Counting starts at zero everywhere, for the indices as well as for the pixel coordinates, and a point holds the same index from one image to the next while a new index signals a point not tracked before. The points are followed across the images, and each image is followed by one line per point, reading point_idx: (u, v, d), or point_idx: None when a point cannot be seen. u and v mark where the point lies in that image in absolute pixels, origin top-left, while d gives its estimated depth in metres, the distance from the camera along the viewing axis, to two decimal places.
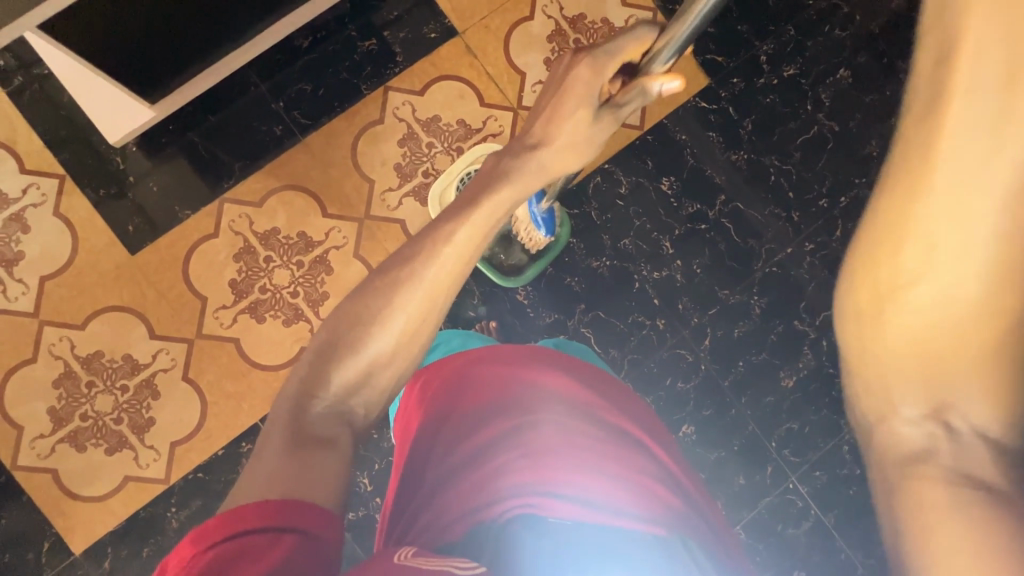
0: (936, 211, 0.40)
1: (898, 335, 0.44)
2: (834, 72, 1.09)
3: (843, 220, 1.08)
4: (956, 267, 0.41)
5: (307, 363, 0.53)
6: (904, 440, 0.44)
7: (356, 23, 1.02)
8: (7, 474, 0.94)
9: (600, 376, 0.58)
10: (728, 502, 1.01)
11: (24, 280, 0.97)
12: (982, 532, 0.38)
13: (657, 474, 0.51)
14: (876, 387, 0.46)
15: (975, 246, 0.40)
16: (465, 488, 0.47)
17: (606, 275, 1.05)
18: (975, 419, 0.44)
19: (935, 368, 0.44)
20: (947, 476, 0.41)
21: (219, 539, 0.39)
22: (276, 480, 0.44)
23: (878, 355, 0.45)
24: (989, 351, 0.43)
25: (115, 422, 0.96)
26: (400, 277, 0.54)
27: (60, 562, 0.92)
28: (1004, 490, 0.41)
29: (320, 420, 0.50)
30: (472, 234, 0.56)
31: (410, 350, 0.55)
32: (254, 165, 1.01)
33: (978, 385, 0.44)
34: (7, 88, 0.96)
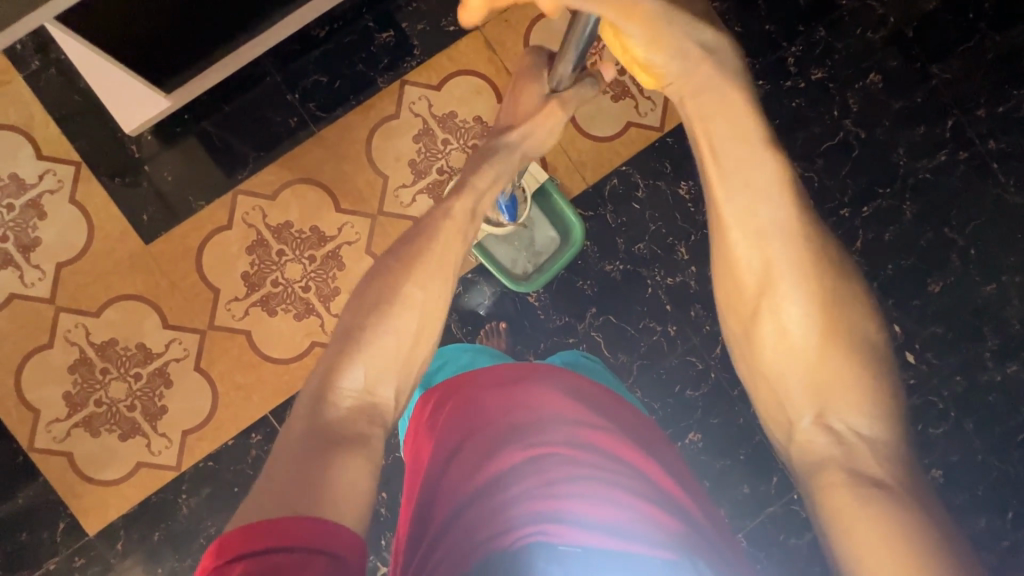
0: (760, 256, 0.55)
1: (777, 350, 0.56)
2: (863, 76, 1.07)
3: (864, 231, 1.06)
4: (789, 291, 0.55)
5: (326, 360, 0.56)
6: (811, 445, 0.55)
7: (374, 13, 1.00)
8: (22, 456, 0.96)
9: (601, 400, 0.59)
10: (730, 510, 1.01)
11: (40, 267, 0.97)
12: (884, 516, 0.47)
13: (667, 504, 0.50)
14: (772, 397, 0.58)
15: (777, 255, 0.55)
16: (474, 515, 0.46)
17: (619, 279, 1.03)
18: (850, 414, 0.54)
19: (811, 362, 0.55)
20: (848, 479, 0.51)
21: (246, 551, 0.40)
22: (303, 480, 0.46)
23: (766, 367, 0.57)
24: (829, 341, 0.55)
25: (127, 408, 0.97)
26: (413, 255, 0.61)
27: (75, 542, 0.95)
28: (886, 480, 0.51)
29: (346, 417, 0.53)
30: (467, 204, 0.66)
31: (430, 321, 0.59)
32: (267, 156, 1.00)
33: (848, 382, 0.55)
34: (25, 72, 0.96)
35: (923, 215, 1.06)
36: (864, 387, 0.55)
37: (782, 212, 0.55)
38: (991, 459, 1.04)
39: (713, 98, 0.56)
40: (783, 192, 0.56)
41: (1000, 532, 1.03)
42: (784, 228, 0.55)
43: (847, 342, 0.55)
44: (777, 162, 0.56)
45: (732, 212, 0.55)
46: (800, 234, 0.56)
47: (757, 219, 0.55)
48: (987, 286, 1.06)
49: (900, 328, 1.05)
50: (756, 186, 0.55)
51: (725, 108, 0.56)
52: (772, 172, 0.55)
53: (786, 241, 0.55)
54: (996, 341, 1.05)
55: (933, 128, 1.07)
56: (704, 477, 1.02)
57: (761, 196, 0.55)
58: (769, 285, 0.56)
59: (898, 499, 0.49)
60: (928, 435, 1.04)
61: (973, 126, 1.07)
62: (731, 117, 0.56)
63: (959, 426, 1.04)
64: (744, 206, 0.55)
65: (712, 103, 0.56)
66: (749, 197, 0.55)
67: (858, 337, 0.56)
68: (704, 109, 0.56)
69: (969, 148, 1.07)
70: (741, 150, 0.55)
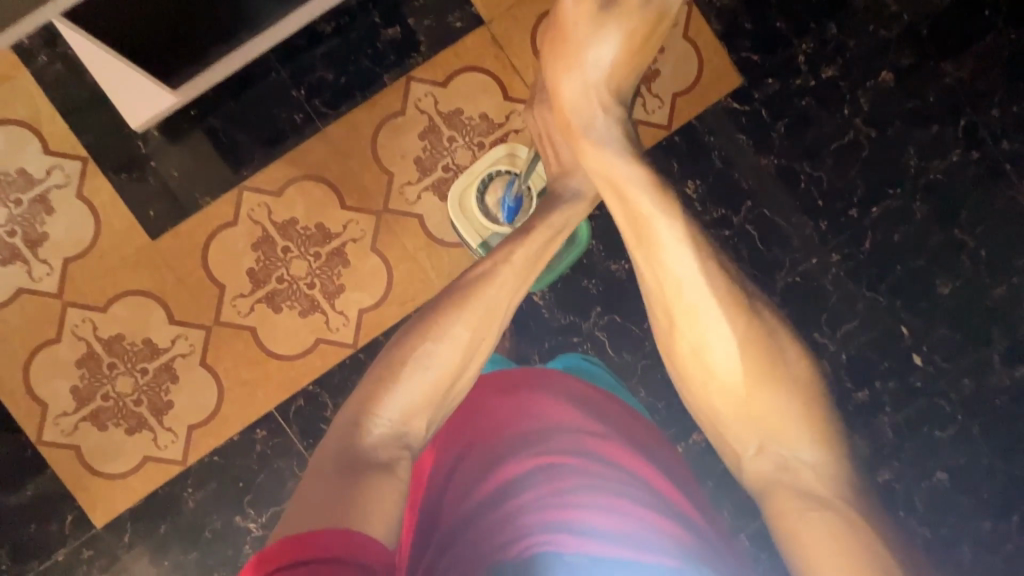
0: (674, 302, 0.61)
1: (713, 390, 0.58)
2: (874, 75, 1.06)
3: (873, 231, 1.05)
4: (705, 332, 0.59)
5: (366, 386, 0.57)
6: (760, 471, 0.55)
7: (380, 9, 1.00)
8: (31, 448, 0.97)
9: (606, 408, 0.59)
10: (733, 511, 1.01)
11: (48, 261, 0.98)
12: (831, 532, 0.48)
13: (674, 513, 0.50)
14: (717, 431, 0.59)
15: (697, 296, 0.59)
16: (482, 525, 0.46)
17: (625, 279, 1.03)
18: (789, 443, 0.55)
19: (740, 397, 0.57)
20: (800, 501, 0.51)
21: (284, 563, 0.40)
22: (332, 502, 0.45)
23: (706, 406, 0.59)
24: (755, 376, 0.57)
25: (134, 403, 0.98)
26: (466, 295, 0.62)
27: (83, 534, 0.96)
28: (836, 502, 0.51)
29: (376, 447, 0.52)
30: (528, 253, 0.66)
31: (472, 362, 0.59)
32: (273, 153, 1.00)
33: (785, 410, 0.56)
34: (32, 66, 0.96)
35: (933, 216, 1.05)
36: (801, 414, 0.56)
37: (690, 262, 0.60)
38: (998, 462, 1.03)
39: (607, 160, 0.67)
40: (685, 237, 0.62)
41: (1005, 536, 1.02)
42: (691, 275, 0.60)
43: (776, 374, 0.57)
44: (671, 211, 0.63)
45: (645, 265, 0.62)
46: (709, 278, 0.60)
47: (665, 271, 0.61)
48: (997, 288, 1.04)
49: (908, 330, 1.04)
50: (657, 240, 0.62)
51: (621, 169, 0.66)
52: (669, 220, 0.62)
53: (700, 287, 0.60)
54: (1006, 343, 1.04)
55: (946, 127, 1.05)
56: (707, 477, 1.02)
57: (662, 248, 0.61)
58: (688, 327, 0.60)
59: (850, 520, 0.49)
60: (934, 437, 1.03)
61: (987, 126, 1.05)
62: (626, 174, 0.66)
63: (965, 429, 1.03)
64: (654, 260, 0.62)
65: (611, 164, 0.67)
66: (655, 250, 0.62)
67: (790, 366, 0.58)
68: (606, 169, 0.67)
69: (981, 147, 1.05)
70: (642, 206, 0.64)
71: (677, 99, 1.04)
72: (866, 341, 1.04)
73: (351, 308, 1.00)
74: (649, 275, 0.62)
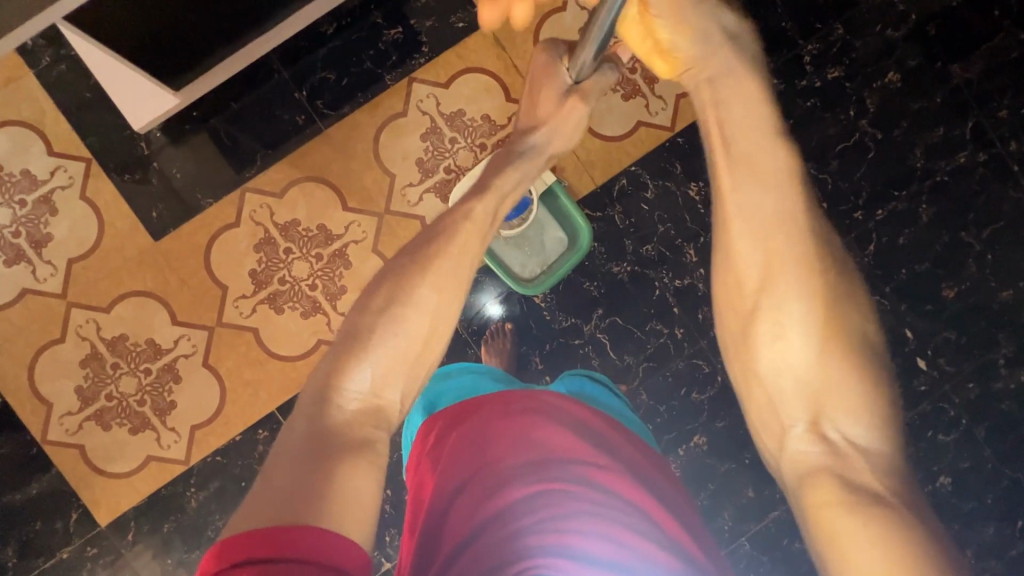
0: (766, 253, 0.58)
1: (785, 351, 0.57)
2: (882, 75, 1.04)
3: (878, 234, 1.04)
4: (790, 290, 0.57)
5: (330, 359, 0.57)
6: (803, 455, 0.55)
7: (383, 10, 0.99)
8: (35, 447, 0.97)
9: (605, 434, 0.59)
10: (734, 514, 1.01)
11: (52, 262, 0.98)
12: (875, 523, 0.48)
13: (669, 544, 0.50)
14: (769, 402, 0.58)
15: (797, 245, 0.57)
16: (480, 551, 0.46)
17: (627, 281, 1.03)
18: (845, 421, 0.54)
19: (806, 363, 0.56)
20: (842, 492, 0.51)
21: (244, 558, 0.41)
22: (302, 490, 0.46)
23: (765, 371, 0.58)
24: (831, 344, 0.56)
25: (137, 403, 0.99)
26: (428, 255, 0.62)
27: (87, 532, 0.97)
28: (880, 493, 0.51)
29: (350, 424, 0.54)
30: (487, 209, 0.68)
31: (442, 322, 0.61)
32: (275, 154, 1.00)
33: (846, 384, 0.55)
34: (36, 67, 0.97)
35: (940, 219, 1.04)
36: (855, 395, 0.55)
37: (794, 211, 0.58)
38: (1002, 467, 1.02)
39: (723, 87, 0.61)
40: (785, 185, 0.59)
41: (1008, 541, 1.02)
42: (787, 223, 0.58)
43: (847, 345, 0.56)
44: (778, 154, 0.59)
45: (744, 205, 0.59)
46: (803, 233, 0.58)
47: (761, 215, 0.58)
48: (1003, 292, 1.03)
49: (912, 333, 1.03)
50: (757, 186, 0.59)
51: (734, 104, 0.61)
52: (771, 165, 0.59)
53: (795, 239, 0.58)
54: (1011, 348, 1.03)
55: (954, 129, 1.04)
56: (708, 481, 1.01)
57: (766, 194, 0.58)
58: (771, 283, 0.57)
59: (891, 513, 0.49)
60: (938, 442, 1.02)
61: (995, 127, 1.04)
62: (731, 110, 0.61)
63: (969, 433, 1.03)
64: (750, 205, 0.58)
65: (724, 96, 0.61)
66: (760, 191, 0.58)
67: (855, 338, 0.57)
68: (718, 103, 0.62)
69: (989, 149, 1.04)
70: (741, 157, 0.59)
71: (681, 99, 1.03)
72: None
73: None
74: (740, 221, 0.59)
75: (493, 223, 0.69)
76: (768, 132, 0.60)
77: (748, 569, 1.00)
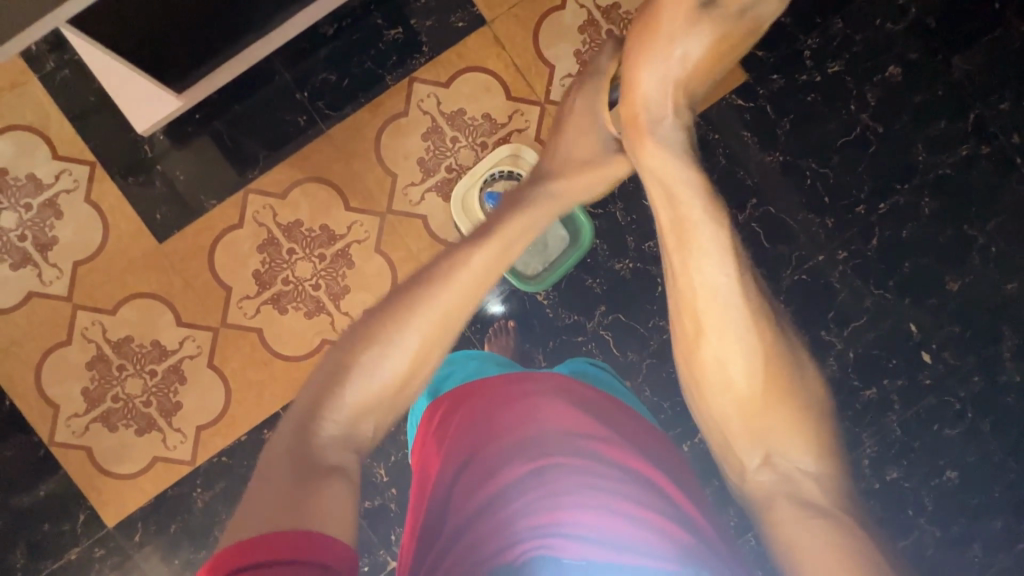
0: (705, 308, 0.62)
1: (730, 395, 0.60)
2: (881, 69, 1.04)
3: (879, 228, 1.04)
4: (733, 339, 0.60)
5: (314, 387, 0.57)
6: (759, 483, 0.56)
7: (383, 10, 1.00)
8: (43, 449, 0.98)
9: (605, 410, 0.59)
10: (739, 510, 1.01)
11: (58, 265, 0.99)
12: (832, 538, 0.48)
13: (672, 514, 0.49)
14: (724, 437, 0.60)
15: (728, 304, 0.61)
16: (480, 530, 0.47)
17: (629, 278, 1.03)
18: (792, 453, 0.57)
19: (753, 401, 0.59)
20: (800, 510, 0.52)
21: (236, 566, 0.41)
22: (284, 503, 0.47)
23: (717, 412, 0.61)
24: (772, 387, 0.59)
25: (143, 404, 0.99)
26: (417, 300, 0.61)
27: (94, 533, 0.97)
28: (833, 511, 0.52)
29: (328, 448, 0.54)
30: (489, 256, 0.65)
31: (421, 367, 0.60)
32: (278, 155, 1.00)
33: (790, 422, 0.58)
34: (40, 72, 0.97)
35: (942, 213, 1.03)
36: (801, 429, 0.58)
37: (725, 272, 0.62)
38: (1008, 460, 1.02)
39: (663, 157, 0.67)
40: (725, 244, 0.63)
41: (1016, 535, 1.01)
42: (724, 283, 0.61)
43: (788, 389, 0.59)
44: (717, 218, 0.64)
45: (677, 267, 0.64)
46: (741, 290, 0.62)
47: (701, 274, 0.62)
48: (1007, 284, 1.03)
49: (917, 327, 1.03)
50: (697, 244, 0.63)
51: (676, 171, 0.67)
52: (707, 225, 0.64)
53: (732, 296, 0.61)
54: (1016, 341, 1.03)
55: (955, 122, 1.04)
56: (713, 477, 1.01)
57: (703, 253, 0.63)
58: (716, 334, 0.61)
59: (844, 527, 0.49)
60: (944, 436, 1.02)
61: (997, 120, 1.04)
62: (671, 174, 0.67)
63: (975, 427, 1.02)
64: (693, 263, 0.63)
65: (665, 165, 0.67)
66: (690, 254, 0.63)
67: (799, 382, 0.60)
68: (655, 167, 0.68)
69: (991, 141, 1.04)
70: (685, 214, 0.65)
71: None
72: (873, 339, 1.03)
73: (356, 309, 1.01)
74: (684, 274, 0.63)
75: (498, 264, 0.66)
76: (697, 198, 0.65)
77: (753, 565, 1.00)
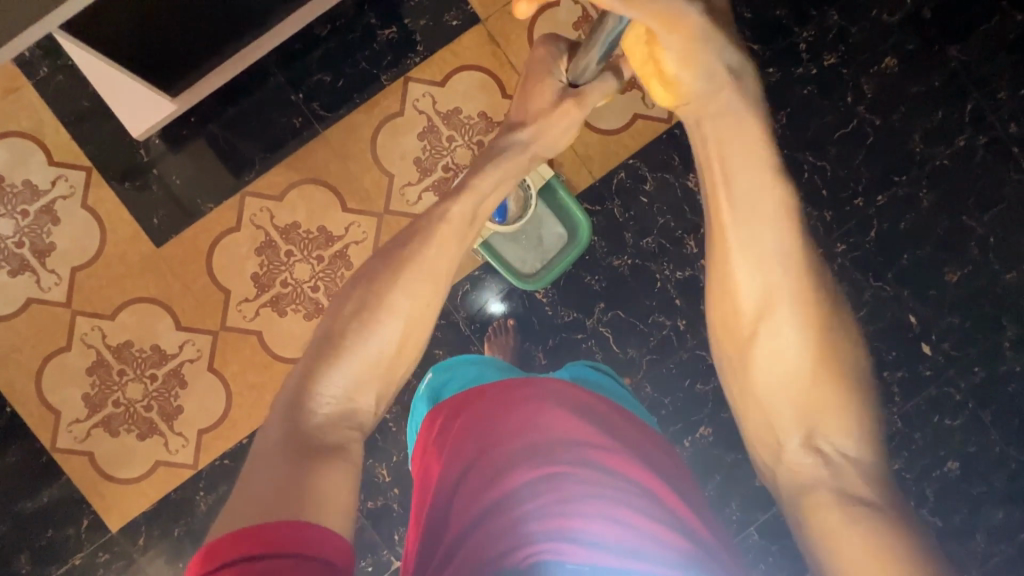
0: (756, 286, 0.58)
1: (777, 376, 0.58)
2: (878, 61, 1.04)
3: (878, 220, 1.04)
4: (784, 318, 0.57)
5: (305, 362, 0.59)
6: (796, 468, 0.56)
7: (376, 10, 0.99)
8: (45, 455, 0.98)
9: (606, 418, 0.59)
10: (742, 503, 1.01)
11: (56, 271, 0.99)
12: (870, 532, 0.48)
13: (673, 524, 0.49)
14: (762, 418, 0.59)
15: (777, 282, 0.57)
16: (483, 538, 0.46)
17: (628, 274, 1.03)
18: (836, 436, 0.56)
19: (799, 382, 0.57)
20: (838, 500, 0.52)
21: (228, 559, 0.42)
22: (282, 490, 0.47)
23: (760, 394, 0.59)
24: (820, 367, 0.57)
25: (145, 409, 0.99)
26: (400, 262, 0.62)
27: (99, 538, 0.98)
28: (875, 499, 0.52)
29: (324, 427, 0.55)
30: (465, 210, 0.67)
31: (412, 330, 0.61)
32: (274, 158, 1.00)
33: (837, 404, 0.57)
34: (33, 78, 0.97)
35: (941, 203, 1.03)
36: (848, 412, 0.57)
37: (779, 248, 0.58)
38: (1009, 449, 1.02)
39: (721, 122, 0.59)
40: (777, 217, 0.58)
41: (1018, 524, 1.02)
42: (781, 260, 0.57)
43: (835, 370, 0.57)
44: (777, 184, 0.58)
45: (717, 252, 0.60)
46: (798, 265, 0.58)
47: (756, 250, 0.58)
48: (1007, 274, 1.03)
49: (916, 319, 1.03)
50: (754, 220, 0.58)
51: (728, 137, 0.59)
52: (765, 195, 0.58)
53: (783, 274, 0.58)
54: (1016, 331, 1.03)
55: (952, 112, 1.03)
56: (715, 472, 1.01)
57: (762, 228, 0.58)
58: (768, 312, 0.58)
59: (887, 517, 0.50)
60: (945, 426, 1.02)
61: (995, 109, 1.04)
62: (723, 139, 0.59)
63: (976, 417, 1.02)
64: (746, 238, 0.58)
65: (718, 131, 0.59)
66: (731, 235, 0.59)
67: (847, 362, 0.58)
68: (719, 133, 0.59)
69: (988, 131, 1.03)
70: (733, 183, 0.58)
71: None
72: (873, 331, 1.03)
73: None
74: (737, 250, 0.58)
75: (474, 222, 0.68)
76: (756, 169, 0.58)
77: (757, 559, 1.00)
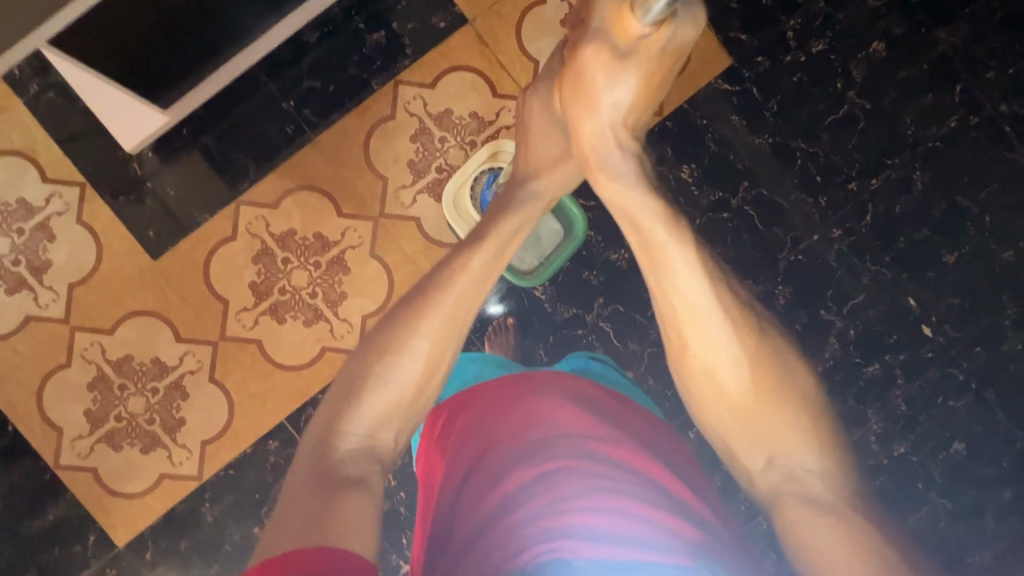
0: (685, 322, 0.58)
1: (721, 406, 0.57)
2: (865, 46, 1.04)
3: (873, 204, 1.04)
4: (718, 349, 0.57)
5: (331, 402, 0.58)
6: (765, 490, 0.54)
7: (364, 15, 1.00)
8: (49, 473, 0.98)
9: (608, 409, 0.59)
10: (749, 493, 1.01)
11: (54, 288, 0.99)
12: (841, 543, 0.46)
13: (680, 509, 0.49)
14: (723, 444, 0.58)
15: (700, 311, 0.58)
16: (489, 539, 0.46)
17: (626, 268, 1.03)
18: (797, 453, 0.54)
19: (746, 407, 0.56)
20: (809, 512, 0.50)
21: None
22: (306, 522, 0.46)
23: (716, 424, 0.58)
24: (765, 389, 0.56)
25: (147, 422, 0.99)
26: (422, 305, 0.61)
27: (105, 554, 0.97)
28: (845, 509, 0.50)
29: (349, 462, 0.54)
30: (487, 260, 0.66)
31: (434, 372, 0.60)
32: (267, 166, 1.00)
33: (791, 422, 0.55)
34: (24, 96, 0.97)
35: (934, 185, 1.03)
36: (805, 427, 0.55)
37: (699, 284, 0.58)
38: (1014, 428, 1.02)
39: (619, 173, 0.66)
40: (693, 250, 0.60)
41: None
42: (702, 297, 0.58)
43: (783, 389, 0.56)
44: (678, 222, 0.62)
45: (656, 289, 0.61)
46: (719, 295, 0.59)
47: (676, 291, 0.59)
48: (1004, 253, 1.03)
49: (916, 301, 1.03)
50: (670, 263, 0.60)
51: (630, 183, 0.65)
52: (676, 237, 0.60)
53: (710, 305, 0.58)
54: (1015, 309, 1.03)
55: (942, 94, 1.04)
56: (721, 463, 1.01)
57: (674, 271, 0.59)
58: (696, 345, 0.58)
59: (858, 526, 0.48)
60: (949, 407, 1.02)
61: (984, 89, 1.04)
62: (629, 189, 0.65)
63: (980, 397, 1.02)
64: (662, 276, 0.60)
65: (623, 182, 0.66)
66: (664, 273, 0.60)
67: (795, 379, 0.57)
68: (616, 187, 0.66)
69: (978, 112, 1.04)
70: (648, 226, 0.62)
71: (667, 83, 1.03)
72: (873, 315, 1.03)
73: (355, 315, 1.01)
74: (660, 290, 0.60)
75: (495, 266, 0.67)
76: (659, 212, 0.63)
77: (766, 549, 1.00)
